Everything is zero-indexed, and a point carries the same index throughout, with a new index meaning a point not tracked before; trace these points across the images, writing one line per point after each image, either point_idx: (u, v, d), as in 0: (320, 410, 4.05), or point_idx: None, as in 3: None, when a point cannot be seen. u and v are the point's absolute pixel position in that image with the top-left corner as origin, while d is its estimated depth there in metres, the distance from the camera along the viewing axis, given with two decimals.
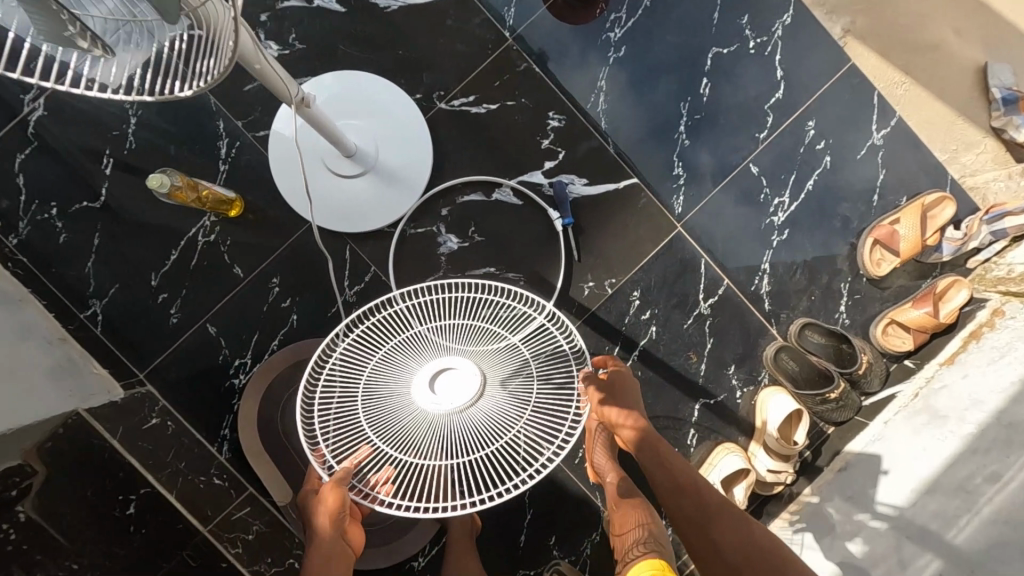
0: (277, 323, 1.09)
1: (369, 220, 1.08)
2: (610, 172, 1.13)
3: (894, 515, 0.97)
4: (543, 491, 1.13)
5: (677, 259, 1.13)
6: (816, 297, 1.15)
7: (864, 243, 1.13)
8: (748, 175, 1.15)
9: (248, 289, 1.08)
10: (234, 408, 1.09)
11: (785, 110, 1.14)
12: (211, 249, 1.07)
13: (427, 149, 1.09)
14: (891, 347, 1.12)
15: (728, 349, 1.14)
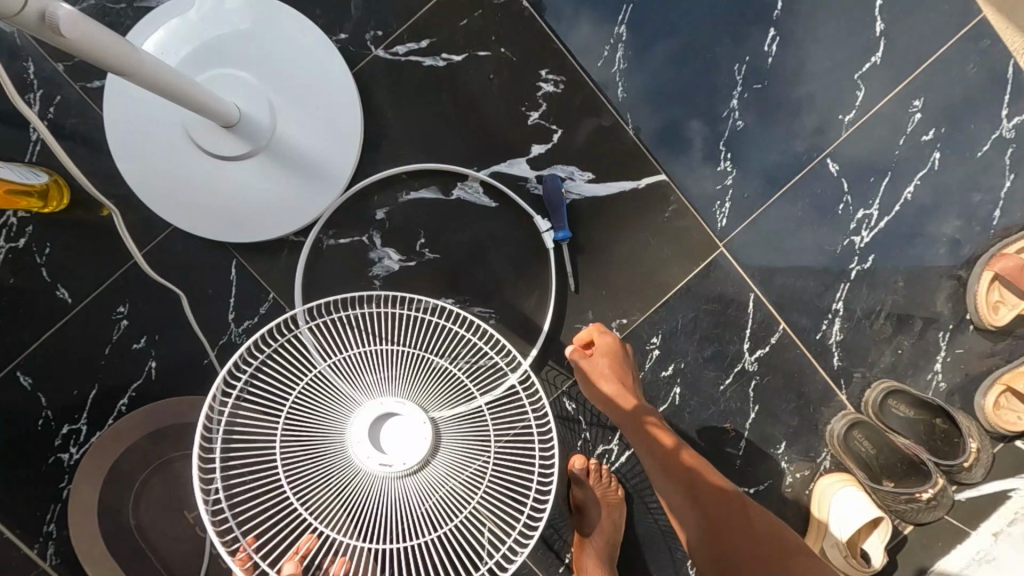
0: (127, 372, 0.73)
1: (262, 225, 0.72)
2: (626, 163, 0.78)
3: None
4: None
5: (715, 293, 0.80)
6: (905, 351, 0.82)
7: (979, 277, 0.80)
8: (822, 176, 0.80)
9: (85, 321, 0.73)
10: (62, 494, 0.73)
11: (880, 81, 0.79)
12: (28, 260, 0.72)
13: (357, 123, 0.73)
14: (1005, 426, 0.80)
15: (778, 421, 0.82)
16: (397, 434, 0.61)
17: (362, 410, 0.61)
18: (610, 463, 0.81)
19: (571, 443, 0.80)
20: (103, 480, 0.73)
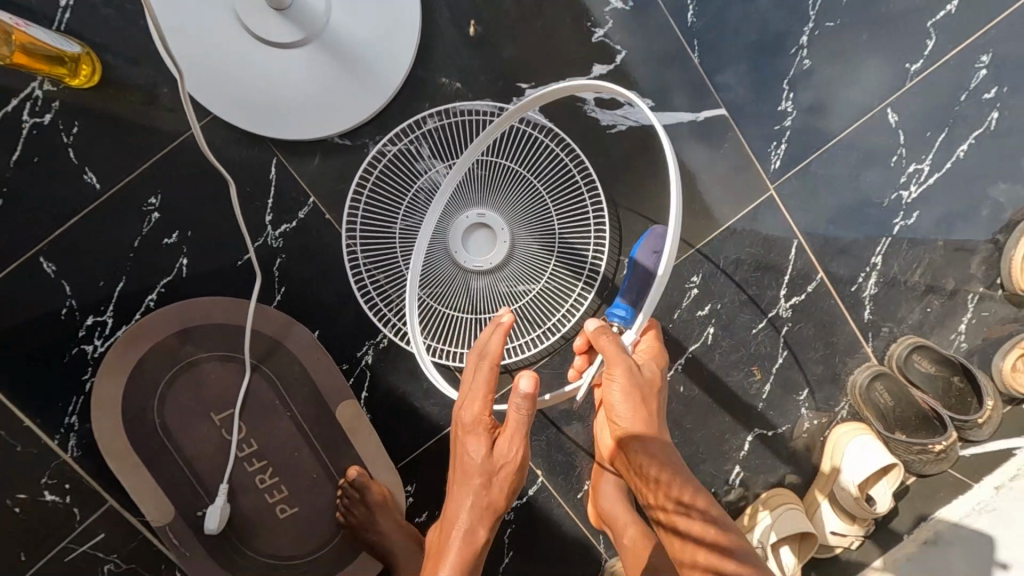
0: (156, 267, 0.71)
1: (302, 123, 0.68)
2: (686, 95, 0.77)
3: None
4: (530, 530, 0.82)
5: (761, 237, 0.80)
6: (934, 308, 0.83)
7: (1016, 242, 0.80)
8: (880, 126, 0.79)
9: (107, 208, 0.69)
10: (85, 386, 0.72)
11: (947, 35, 0.78)
12: (50, 136, 0.67)
13: (416, 20, 0.68)
14: (1018, 387, 0.82)
15: (803, 368, 0.83)
16: (485, 239, 0.72)
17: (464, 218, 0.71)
18: None
19: None
20: (128, 376, 0.72)
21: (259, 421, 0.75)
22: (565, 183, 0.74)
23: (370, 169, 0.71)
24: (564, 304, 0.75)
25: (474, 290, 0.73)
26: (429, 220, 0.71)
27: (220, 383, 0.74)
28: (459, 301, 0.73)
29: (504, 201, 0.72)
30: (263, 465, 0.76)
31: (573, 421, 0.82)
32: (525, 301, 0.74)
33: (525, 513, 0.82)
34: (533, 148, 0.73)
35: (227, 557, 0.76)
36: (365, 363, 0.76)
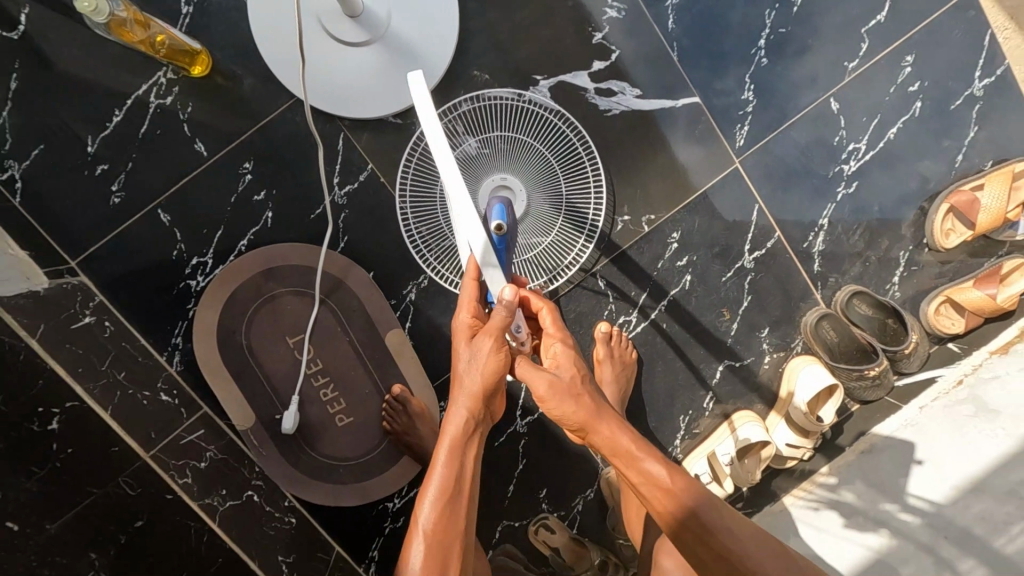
0: (247, 218, 0.89)
1: (366, 107, 0.87)
2: (668, 85, 0.95)
3: (928, 511, 0.84)
4: (539, 441, 1.01)
5: (729, 202, 0.98)
6: (871, 262, 1.02)
7: (937, 208, 0.99)
8: (826, 112, 0.97)
9: (211, 171, 0.88)
10: (188, 313, 0.91)
11: (882, 38, 0.96)
12: (168, 114, 0.86)
13: (455, 27, 0.87)
14: (940, 328, 1.01)
15: (763, 311, 1.01)
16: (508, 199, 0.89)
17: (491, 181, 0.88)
18: (627, 332, 1.00)
19: (598, 313, 0.99)
20: (222, 305, 0.90)
21: (324, 344, 0.94)
22: (572, 156, 0.92)
23: (417, 142, 0.88)
24: (571, 252, 0.93)
25: None
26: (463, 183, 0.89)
27: (293, 313, 0.92)
28: None
29: (522, 168, 0.90)
30: (326, 381, 0.94)
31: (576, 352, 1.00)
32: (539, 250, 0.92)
33: (535, 427, 1.01)
34: (547, 127, 0.91)
35: (296, 456, 0.95)
36: (409, 299, 0.94)
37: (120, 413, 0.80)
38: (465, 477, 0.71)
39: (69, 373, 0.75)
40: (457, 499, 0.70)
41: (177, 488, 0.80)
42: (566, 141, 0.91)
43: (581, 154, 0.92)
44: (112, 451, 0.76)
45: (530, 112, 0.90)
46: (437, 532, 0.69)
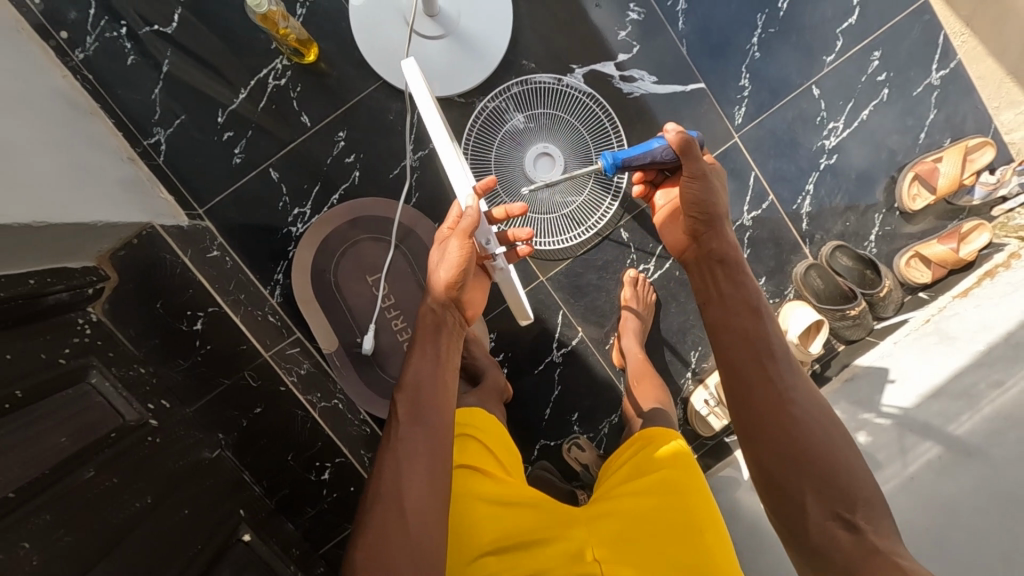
0: (340, 176, 1.11)
1: (437, 86, 1.08)
2: (679, 73, 1.16)
3: (897, 414, 1.01)
4: (572, 369, 1.20)
5: (730, 170, 1.19)
6: (851, 222, 1.22)
7: (904, 176, 1.19)
8: (808, 97, 1.18)
9: (312, 138, 1.09)
10: (289, 254, 1.11)
11: (855, 36, 1.17)
12: (281, 94, 1.08)
13: (508, 25, 1.08)
14: (911, 277, 1.20)
15: (760, 262, 1.21)
16: (548, 164, 1.11)
17: (535, 150, 1.11)
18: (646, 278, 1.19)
19: (622, 261, 1.18)
20: (315, 248, 1.09)
21: (395, 282, 1.13)
22: (600, 130, 1.13)
23: (477, 118, 1.11)
24: (598, 210, 1.14)
25: (540, 198, 1.12)
26: (513, 152, 1.12)
27: (371, 256, 1.11)
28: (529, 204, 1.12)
29: (560, 141, 1.12)
30: (396, 313, 1.12)
31: (604, 294, 1.19)
32: (572, 206, 1.12)
33: (568, 357, 1.20)
34: (580, 106, 1.12)
35: (370, 374, 1.10)
36: None
37: (246, 320, 1.03)
38: (435, 368, 0.78)
39: (211, 286, 1.00)
40: (426, 387, 0.76)
41: (288, 383, 1.04)
42: (595, 118, 1.12)
43: (608, 128, 1.13)
44: (240, 350, 1.00)
45: (567, 94, 1.12)
46: (415, 411, 0.73)
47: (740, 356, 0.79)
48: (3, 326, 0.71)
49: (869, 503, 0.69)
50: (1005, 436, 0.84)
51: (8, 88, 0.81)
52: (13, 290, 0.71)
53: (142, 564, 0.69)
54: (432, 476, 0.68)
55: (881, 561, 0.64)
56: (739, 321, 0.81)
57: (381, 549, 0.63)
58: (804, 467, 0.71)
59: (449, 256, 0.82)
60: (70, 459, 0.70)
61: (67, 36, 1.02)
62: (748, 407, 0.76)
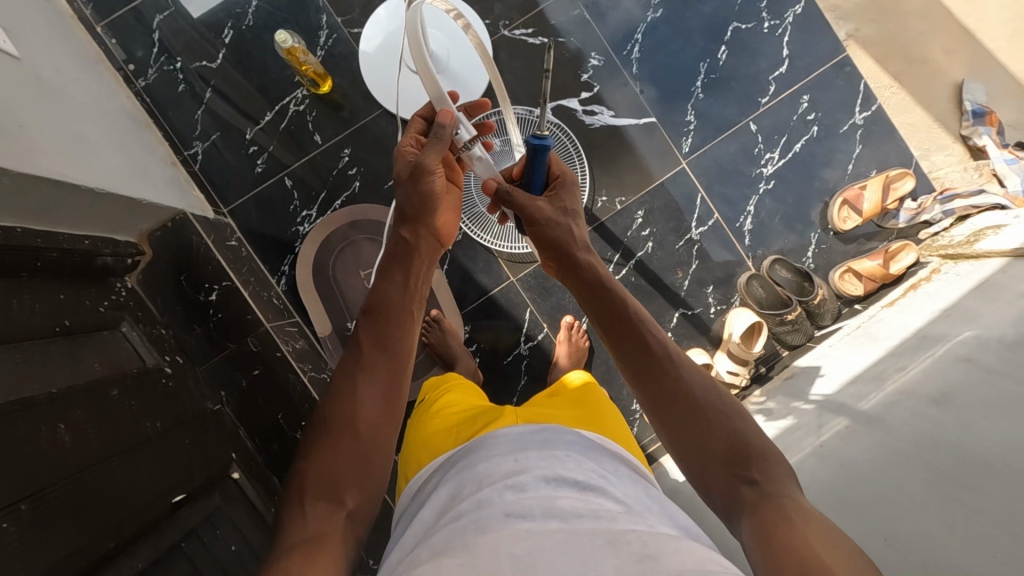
0: (342, 186, 1.31)
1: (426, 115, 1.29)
2: (634, 109, 1.37)
3: (820, 400, 1.13)
4: (538, 362, 1.34)
5: (678, 191, 1.36)
6: (789, 240, 1.37)
7: (834, 201, 1.35)
8: (747, 132, 1.37)
9: (322, 154, 1.31)
10: (295, 250, 1.30)
11: (787, 82, 1.37)
12: (299, 117, 1.31)
13: (488, 67, 1.30)
14: (845, 290, 1.35)
15: (709, 272, 1.36)
16: None
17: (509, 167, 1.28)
18: None
19: None
20: (318, 246, 1.28)
21: None
22: (564, 153, 1.33)
23: None
24: None
25: None
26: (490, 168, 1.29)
27: (368, 254, 1.29)
28: None
29: None
30: None
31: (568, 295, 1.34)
32: None
33: (534, 351, 1.34)
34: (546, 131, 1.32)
35: None
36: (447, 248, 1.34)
37: (255, 296, 1.19)
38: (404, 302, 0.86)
39: (227, 266, 1.17)
40: (392, 318, 0.85)
41: (285, 351, 1.19)
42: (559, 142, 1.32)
43: (570, 151, 1.33)
44: (247, 319, 1.16)
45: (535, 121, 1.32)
46: (380, 342, 0.83)
47: (632, 355, 0.76)
48: (59, 275, 0.89)
49: (768, 463, 0.65)
50: (898, 406, 0.95)
51: (85, 98, 1.03)
52: (71, 246, 0.90)
53: (148, 468, 0.83)
54: (385, 401, 0.79)
55: (779, 507, 0.60)
56: (616, 321, 0.79)
57: (334, 457, 0.74)
58: (700, 441, 0.69)
59: (425, 166, 0.83)
60: (98, 381, 0.85)
61: (133, 68, 1.27)
62: (645, 392, 0.74)
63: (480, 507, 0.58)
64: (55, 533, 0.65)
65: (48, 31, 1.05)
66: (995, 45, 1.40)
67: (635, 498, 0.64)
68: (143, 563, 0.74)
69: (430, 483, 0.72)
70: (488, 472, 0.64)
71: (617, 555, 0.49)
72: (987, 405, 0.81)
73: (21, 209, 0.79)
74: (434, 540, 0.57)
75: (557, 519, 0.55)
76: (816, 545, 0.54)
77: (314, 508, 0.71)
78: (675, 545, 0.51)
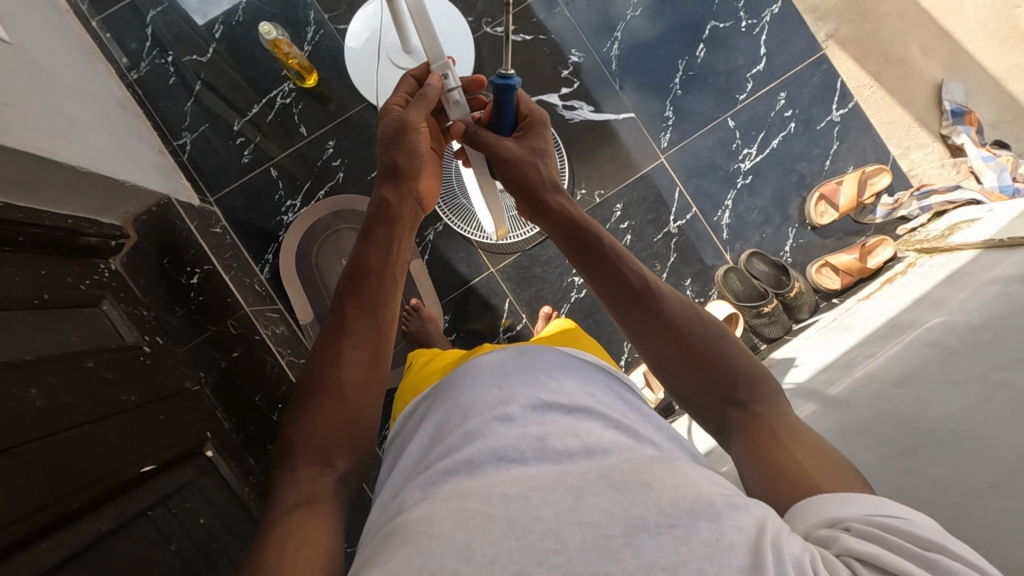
0: (327, 176, 1.35)
1: None
2: (613, 105, 1.39)
3: (792, 389, 1.14)
4: None
5: (657, 185, 1.38)
6: (767, 234, 1.39)
7: (811, 196, 1.37)
8: (725, 127, 1.40)
9: (308, 145, 1.34)
10: (279, 239, 1.33)
11: (764, 80, 1.40)
12: (286, 109, 1.34)
13: (470, 61, 1.33)
14: (822, 284, 1.36)
15: (687, 266, 1.38)
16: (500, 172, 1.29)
17: None
18: None
19: (564, 258, 1.37)
20: (302, 234, 1.30)
21: None
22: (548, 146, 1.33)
23: None
24: None
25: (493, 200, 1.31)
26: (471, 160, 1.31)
27: (350, 243, 1.31)
28: None
29: None
30: None
31: (548, 286, 1.36)
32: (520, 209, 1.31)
33: (513, 340, 1.36)
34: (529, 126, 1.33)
35: None
36: (429, 238, 1.36)
37: (235, 283, 1.21)
38: (384, 268, 0.83)
39: (209, 249, 1.19)
40: (370, 281, 0.81)
41: (263, 334, 1.20)
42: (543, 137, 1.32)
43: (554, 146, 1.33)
44: (227, 301, 1.18)
45: None
46: (366, 304, 0.80)
47: (612, 292, 0.76)
48: (40, 251, 0.92)
49: (754, 383, 0.67)
50: (863, 390, 0.96)
51: (76, 84, 1.06)
52: (52, 223, 0.93)
53: (119, 436, 0.85)
54: (371, 366, 0.77)
55: (769, 429, 0.63)
56: (593, 258, 0.78)
57: (319, 421, 0.73)
58: (689, 369, 0.70)
59: (410, 122, 0.86)
60: (74, 353, 0.87)
61: (127, 61, 1.31)
62: (630, 329, 0.74)
63: (473, 440, 0.60)
64: (23, 486, 0.67)
65: (41, 21, 1.09)
66: (972, 45, 1.42)
67: (627, 416, 0.67)
68: (108, 526, 0.77)
69: (418, 412, 0.77)
70: (474, 402, 0.65)
71: (609, 484, 0.51)
72: (942, 382, 0.83)
73: (6, 184, 0.84)
74: (432, 474, 0.59)
75: (549, 452, 0.58)
76: (797, 456, 0.58)
77: (305, 468, 0.70)
78: (665, 466, 0.53)
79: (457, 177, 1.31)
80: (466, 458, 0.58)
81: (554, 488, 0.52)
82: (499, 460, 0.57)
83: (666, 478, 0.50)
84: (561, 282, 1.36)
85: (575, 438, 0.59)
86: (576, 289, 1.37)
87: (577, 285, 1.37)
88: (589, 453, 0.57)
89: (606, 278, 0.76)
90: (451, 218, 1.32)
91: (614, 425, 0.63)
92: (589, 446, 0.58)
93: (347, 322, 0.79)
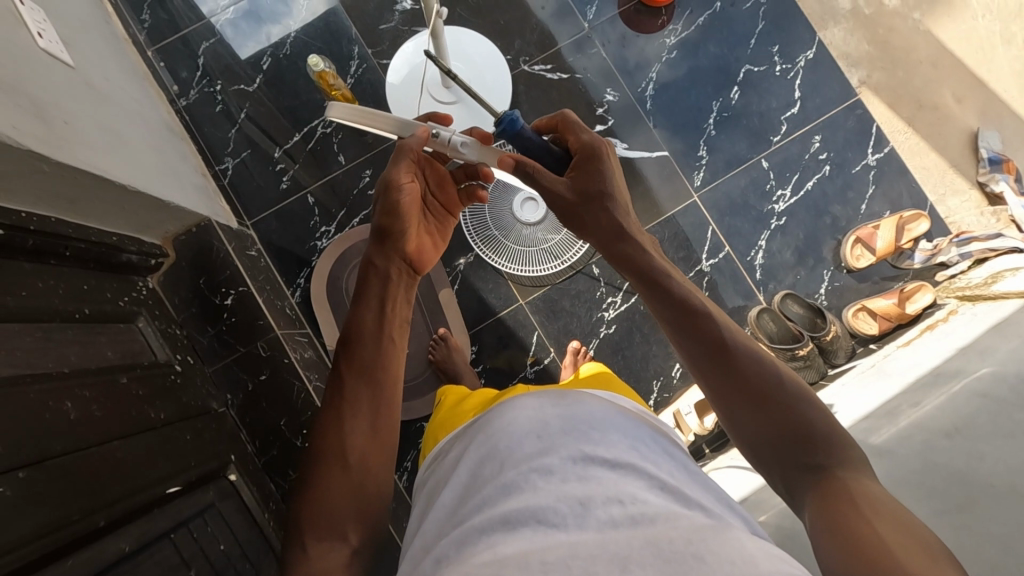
0: (362, 204, 1.36)
1: None
2: (646, 143, 1.41)
3: None
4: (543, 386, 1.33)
5: (688, 223, 1.38)
6: (801, 275, 1.37)
7: (847, 239, 1.35)
8: (758, 168, 1.40)
9: (345, 174, 1.37)
10: (312, 264, 1.35)
11: (798, 123, 1.40)
12: (325, 139, 1.38)
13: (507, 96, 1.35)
14: (858, 328, 1.33)
15: (718, 304, 1.36)
16: (531, 206, 1.28)
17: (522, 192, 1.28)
18: (614, 308, 1.35)
19: (593, 292, 1.35)
20: (335, 259, 1.32)
21: None
22: None
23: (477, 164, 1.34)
24: (575, 247, 1.32)
25: (524, 233, 1.31)
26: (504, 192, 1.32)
27: None
28: (512, 236, 1.32)
29: None
30: None
31: (577, 320, 1.35)
32: (549, 242, 1.31)
33: (540, 374, 1.33)
34: None
35: None
36: (459, 268, 1.36)
37: (268, 303, 1.25)
38: (380, 326, 0.81)
39: (244, 273, 1.22)
40: (365, 341, 0.80)
41: (291, 357, 1.23)
42: None
43: None
44: (258, 324, 1.20)
45: None
46: (361, 369, 0.79)
47: (687, 333, 0.73)
48: (83, 264, 0.93)
49: (834, 447, 0.64)
50: (908, 439, 0.92)
51: (128, 107, 1.10)
52: (96, 239, 0.95)
53: (146, 454, 0.83)
54: (374, 430, 0.76)
55: (852, 492, 0.59)
56: (663, 297, 0.76)
57: (328, 494, 0.71)
58: (764, 427, 0.67)
59: (395, 180, 0.82)
60: (108, 368, 0.87)
61: (177, 89, 1.37)
62: (703, 373, 0.72)
63: (510, 495, 0.58)
64: (52, 498, 0.66)
65: (102, 47, 1.14)
66: (1008, 94, 1.41)
67: (674, 476, 0.64)
68: (130, 546, 0.75)
69: (452, 452, 0.74)
70: (511, 452, 0.63)
71: (658, 557, 0.46)
72: (995, 435, 0.79)
73: (56, 200, 0.86)
74: (467, 532, 0.57)
75: (591, 519, 0.54)
76: (877, 529, 0.54)
77: (315, 544, 0.69)
78: (718, 536, 0.49)
79: (489, 207, 1.32)
80: (503, 514, 0.55)
81: (597, 555, 0.48)
82: (537, 523, 0.54)
83: (720, 552, 0.46)
84: (590, 316, 1.35)
85: (619, 505, 0.55)
86: (605, 324, 1.35)
87: (606, 320, 1.35)
88: (634, 522, 0.53)
89: (676, 317, 0.74)
90: (481, 248, 1.33)
91: (661, 487, 0.59)
92: (634, 515, 0.54)
93: (343, 392, 0.77)
